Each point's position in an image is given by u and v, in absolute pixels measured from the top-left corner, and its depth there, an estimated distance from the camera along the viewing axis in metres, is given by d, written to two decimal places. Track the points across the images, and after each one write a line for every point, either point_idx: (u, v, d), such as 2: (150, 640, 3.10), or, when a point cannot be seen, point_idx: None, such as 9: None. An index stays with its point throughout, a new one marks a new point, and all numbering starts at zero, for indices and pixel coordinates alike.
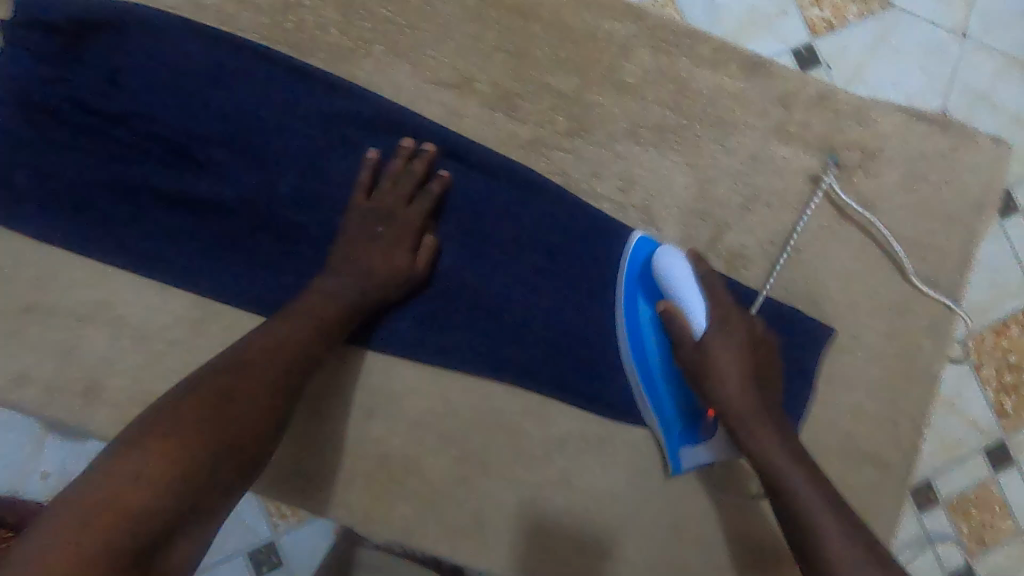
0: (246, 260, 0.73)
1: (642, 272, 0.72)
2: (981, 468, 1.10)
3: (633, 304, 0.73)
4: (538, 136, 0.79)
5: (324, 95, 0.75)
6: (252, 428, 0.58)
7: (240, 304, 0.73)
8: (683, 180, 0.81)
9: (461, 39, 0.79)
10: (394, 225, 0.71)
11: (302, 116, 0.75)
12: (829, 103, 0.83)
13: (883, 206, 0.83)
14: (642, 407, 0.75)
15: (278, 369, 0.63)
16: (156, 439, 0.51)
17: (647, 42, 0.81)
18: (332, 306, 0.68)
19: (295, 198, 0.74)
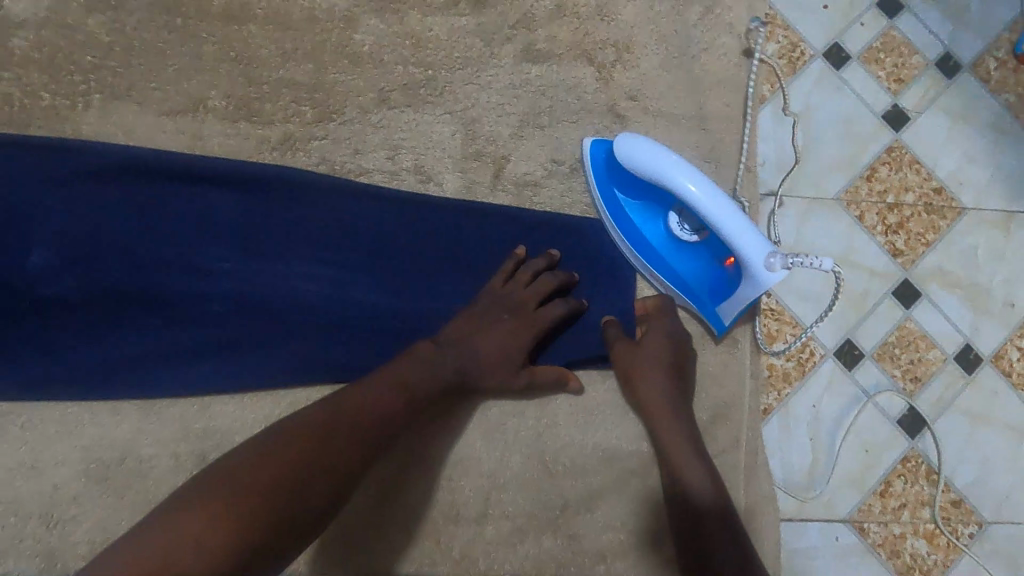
0: (25, 347, 0.71)
1: (607, 171, 0.76)
2: (894, 311, 0.99)
3: (612, 199, 0.76)
4: (289, 134, 0.78)
5: (53, 159, 0.73)
6: (311, 494, 0.58)
7: (35, 392, 0.71)
8: (447, 130, 0.80)
9: (179, 63, 0.77)
10: (518, 340, 0.73)
11: (36, 188, 0.73)
12: (568, 10, 0.82)
13: (652, 92, 0.83)
14: (666, 291, 0.78)
15: (354, 433, 0.63)
16: (241, 478, 0.57)
17: (372, 6, 0.80)
18: (422, 373, 0.68)
19: (55, 270, 0.72)
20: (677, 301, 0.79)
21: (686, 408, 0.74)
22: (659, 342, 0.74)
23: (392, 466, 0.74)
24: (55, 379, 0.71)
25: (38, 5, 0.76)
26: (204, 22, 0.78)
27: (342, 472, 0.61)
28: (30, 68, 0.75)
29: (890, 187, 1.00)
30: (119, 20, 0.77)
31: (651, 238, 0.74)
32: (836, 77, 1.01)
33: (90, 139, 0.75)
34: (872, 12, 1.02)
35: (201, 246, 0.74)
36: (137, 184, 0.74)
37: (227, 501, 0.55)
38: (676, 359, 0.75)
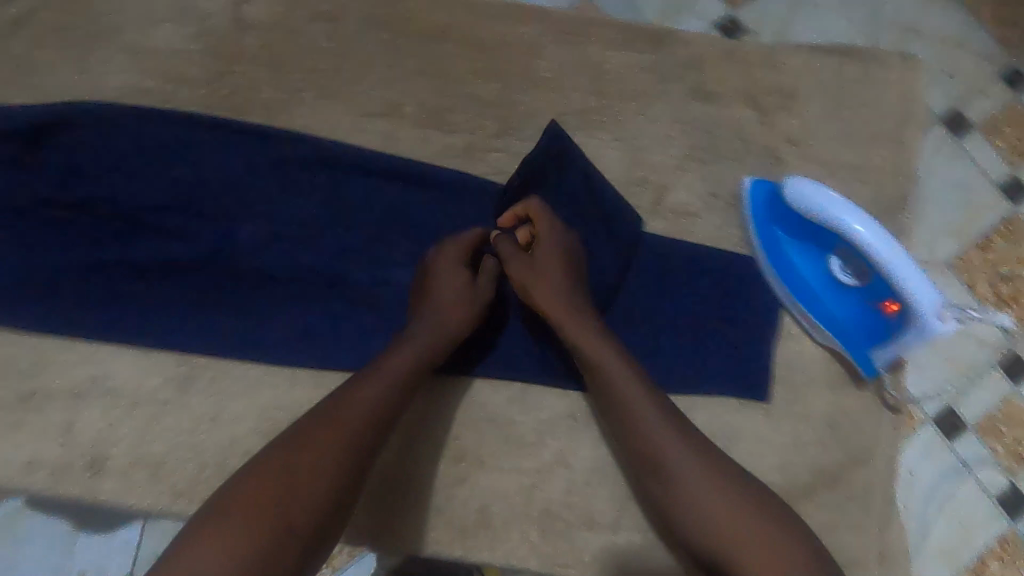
0: (222, 308, 0.78)
1: (767, 210, 0.79)
2: (1000, 384, 0.96)
3: (770, 238, 0.79)
4: (471, 143, 0.84)
5: (270, 145, 0.82)
6: (310, 495, 0.58)
7: (226, 351, 0.77)
8: (614, 153, 0.85)
9: (384, 72, 0.86)
10: (455, 283, 0.73)
11: (250, 169, 0.81)
12: (738, 56, 0.88)
13: (811, 139, 0.86)
14: (813, 331, 0.79)
15: (352, 429, 0.62)
16: (250, 489, 0.57)
17: (556, 38, 0.87)
18: (401, 359, 0.68)
19: (258, 244, 0.79)
20: (820, 343, 0.80)
21: (615, 341, 0.71)
22: (553, 264, 0.73)
23: (391, 458, 0.76)
24: (243, 341, 0.77)
25: (270, 12, 0.86)
26: (407, 38, 0.86)
27: (342, 468, 0.60)
28: (257, 64, 0.85)
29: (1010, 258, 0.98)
30: (337, 31, 0.86)
31: (809, 279, 0.78)
32: (953, 143, 1.01)
33: (300, 130, 0.84)
34: (998, 86, 1.02)
35: (386, 234, 0.81)
36: (336, 174, 0.82)
37: (239, 513, 0.55)
38: (571, 266, 0.74)
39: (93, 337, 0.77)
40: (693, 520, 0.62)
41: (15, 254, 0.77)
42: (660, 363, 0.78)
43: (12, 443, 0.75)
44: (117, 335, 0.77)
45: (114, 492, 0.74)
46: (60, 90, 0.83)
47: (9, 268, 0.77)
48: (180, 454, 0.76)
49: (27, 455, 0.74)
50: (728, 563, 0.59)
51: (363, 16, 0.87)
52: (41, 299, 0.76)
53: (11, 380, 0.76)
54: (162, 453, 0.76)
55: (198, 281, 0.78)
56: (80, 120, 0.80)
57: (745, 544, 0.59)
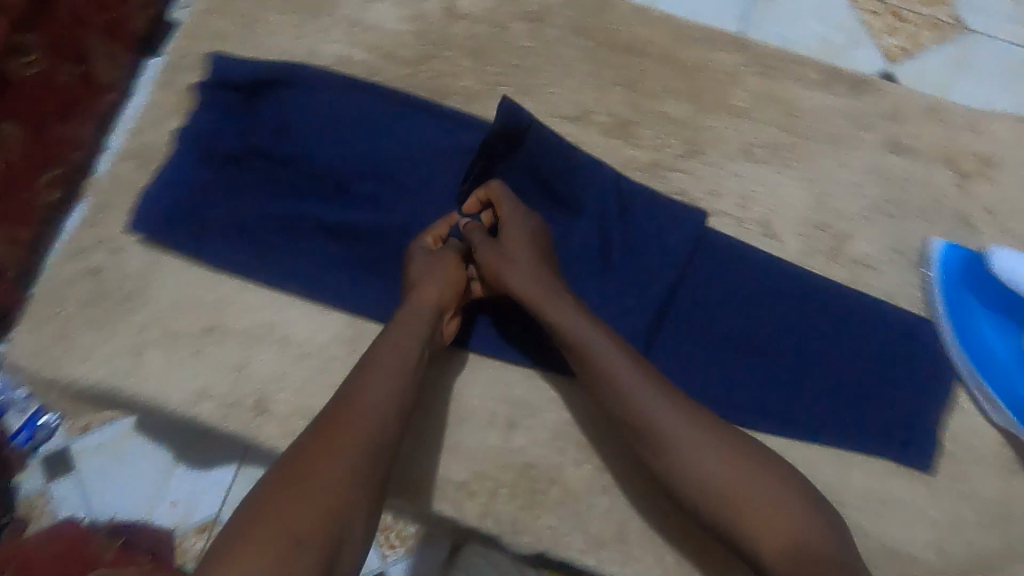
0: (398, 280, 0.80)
1: (959, 275, 0.79)
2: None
3: (960, 303, 0.78)
4: (657, 160, 0.85)
5: (466, 133, 0.84)
6: (317, 507, 0.54)
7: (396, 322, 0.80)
8: (800, 193, 0.84)
9: (580, 77, 0.87)
10: (429, 261, 0.74)
11: (443, 151, 0.83)
12: (939, 114, 0.86)
13: (1008, 210, 0.83)
14: (991, 408, 0.77)
15: (364, 414, 0.60)
16: (278, 487, 0.55)
17: (756, 70, 0.87)
18: (398, 355, 0.66)
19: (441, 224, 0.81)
20: (997, 424, 0.77)
21: (582, 312, 0.69)
22: (521, 244, 0.73)
23: (510, 458, 0.78)
24: None
25: (480, 4, 0.89)
26: (608, 49, 0.88)
27: (357, 451, 0.58)
28: (461, 53, 0.88)
29: None
30: (540, 31, 0.88)
31: (999, 356, 0.77)
32: None
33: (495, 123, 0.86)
34: None
35: (567, 234, 0.80)
36: (525, 163, 0.81)
37: (268, 514, 0.53)
38: (536, 244, 0.74)
39: (278, 287, 0.81)
40: (687, 483, 0.62)
41: (221, 197, 0.82)
42: (823, 414, 0.76)
43: (191, 370, 0.80)
44: (300, 289, 0.80)
45: (274, 436, 0.78)
46: (274, 47, 0.87)
47: (213, 209, 0.81)
48: None
49: (200, 386, 0.79)
50: (725, 523, 0.60)
51: (567, 21, 0.89)
52: (234, 243, 0.81)
53: (197, 312, 0.81)
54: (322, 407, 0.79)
55: (382, 250, 0.80)
56: (298, 82, 0.84)
57: (743, 503, 0.59)
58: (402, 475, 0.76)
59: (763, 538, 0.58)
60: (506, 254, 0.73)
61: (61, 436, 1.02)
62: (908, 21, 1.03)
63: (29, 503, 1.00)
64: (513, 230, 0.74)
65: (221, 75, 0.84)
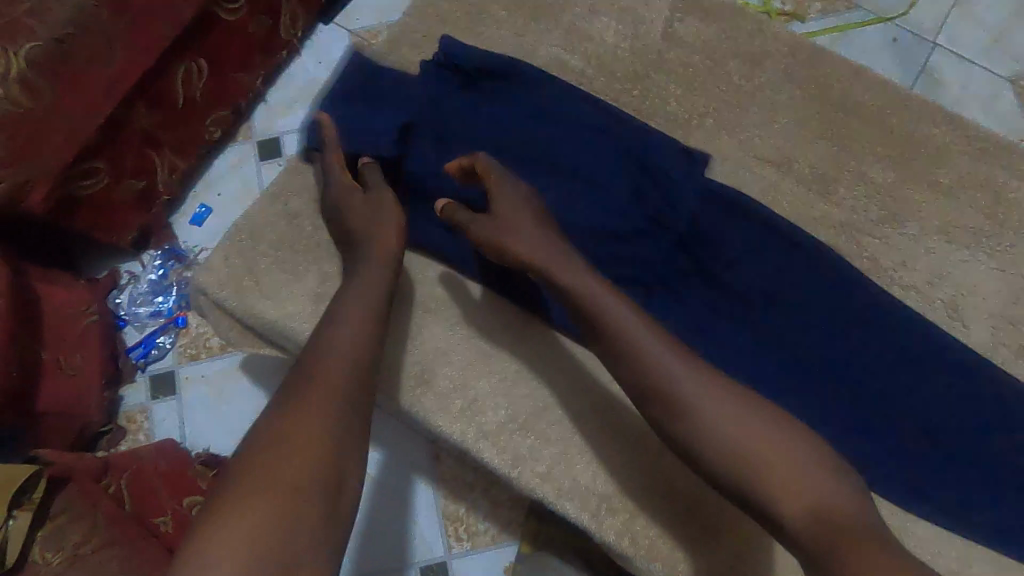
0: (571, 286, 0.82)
1: None
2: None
3: None
4: (851, 221, 0.84)
5: (667, 156, 0.83)
6: (309, 453, 0.56)
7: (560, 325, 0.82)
8: (995, 282, 0.82)
9: (785, 124, 0.87)
10: (392, 220, 0.78)
11: (640, 167, 0.83)
12: None
13: None
14: None
15: (339, 364, 0.63)
16: (271, 440, 0.56)
17: (966, 150, 0.86)
18: (371, 313, 0.69)
19: (626, 240, 0.81)
20: None
21: (597, 278, 0.71)
22: (509, 209, 0.74)
23: (655, 482, 0.77)
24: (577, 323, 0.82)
25: (699, 35, 0.91)
26: (818, 100, 0.88)
27: (334, 396, 0.60)
28: (673, 78, 0.89)
29: None
30: (754, 72, 0.89)
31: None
32: None
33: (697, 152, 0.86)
34: None
35: (761, 286, 0.80)
36: (730, 210, 0.82)
37: (260, 465, 0.54)
38: (526, 205, 0.75)
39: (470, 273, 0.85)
40: (699, 437, 0.61)
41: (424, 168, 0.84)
42: (981, 512, 0.75)
43: None
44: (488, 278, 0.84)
45: (431, 408, 0.80)
46: (496, 42, 0.91)
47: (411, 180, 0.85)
48: (494, 398, 0.81)
49: None
50: (739, 489, 0.59)
51: (782, 68, 0.89)
52: None
53: None
54: (481, 390, 0.81)
55: None
56: (515, 78, 0.87)
57: (754, 459, 0.58)
58: (547, 473, 0.78)
59: (780, 502, 0.56)
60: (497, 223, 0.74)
61: (170, 359, 1.19)
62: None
63: (129, 416, 1.15)
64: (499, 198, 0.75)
65: (447, 56, 0.87)
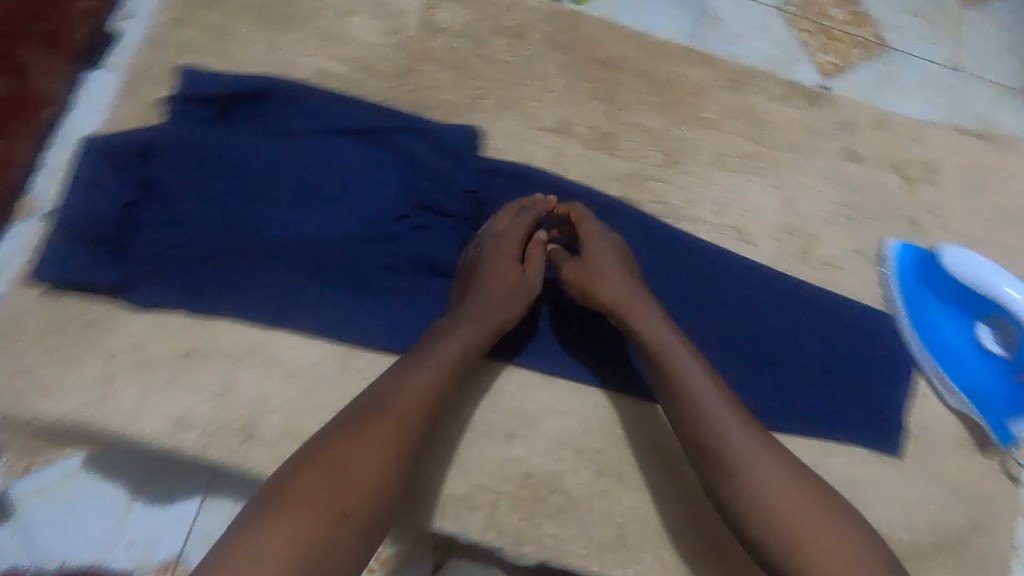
0: (368, 294, 0.78)
1: (917, 273, 0.85)
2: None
3: (917, 296, 0.84)
4: (636, 170, 0.88)
5: (441, 145, 0.83)
6: (364, 488, 0.55)
7: (366, 337, 0.77)
8: (770, 197, 0.89)
9: (558, 90, 0.89)
10: (500, 263, 0.75)
11: (419, 163, 0.82)
12: (887, 125, 0.93)
13: (949, 212, 0.92)
14: (946, 392, 0.83)
15: (412, 401, 0.61)
16: (327, 462, 0.55)
17: (722, 84, 0.92)
18: (454, 353, 0.66)
19: (417, 237, 0.80)
20: (953, 407, 0.84)
21: (669, 322, 0.70)
22: (603, 258, 0.75)
23: (505, 467, 0.78)
24: (384, 331, 0.77)
25: (459, 19, 0.90)
26: (585, 62, 0.91)
27: (403, 436, 0.59)
28: (442, 67, 0.88)
29: None
30: (520, 47, 0.90)
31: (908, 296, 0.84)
32: None
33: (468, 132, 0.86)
34: None
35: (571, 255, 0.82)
36: (524, 189, 0.84)
37: (312, 483, 0.54)
38: (619, 257, 0.76)
39: (270, 320, 0.77)
40: (744, 504, 0.59)
41: (197, 210, 0.77)
42: (798, 409, 0.81)
43: (167, 397, 0.75)
44: (291, 318, 0.77)
45: (265, 462, 0.74)
46: (252, 63, 0.85)
47: (178, 225, 0.77)
48: None
49: (181, 412, 0.74)
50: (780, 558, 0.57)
51: (545, 37, 0.91)
52: (213, 261, 0.77)
53: (173, 334, 0.76)
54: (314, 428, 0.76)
55: (351, 265, 0.78)
56: (277, 98, 0.83)
57: (795, 533, 0.56)
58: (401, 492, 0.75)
59: None
60: (592, 269, 0.75)
61: None
62: (840, 38, 1.14)
63: None
64: (592, 248, 0.76)
65: (193, 88, 0.81)
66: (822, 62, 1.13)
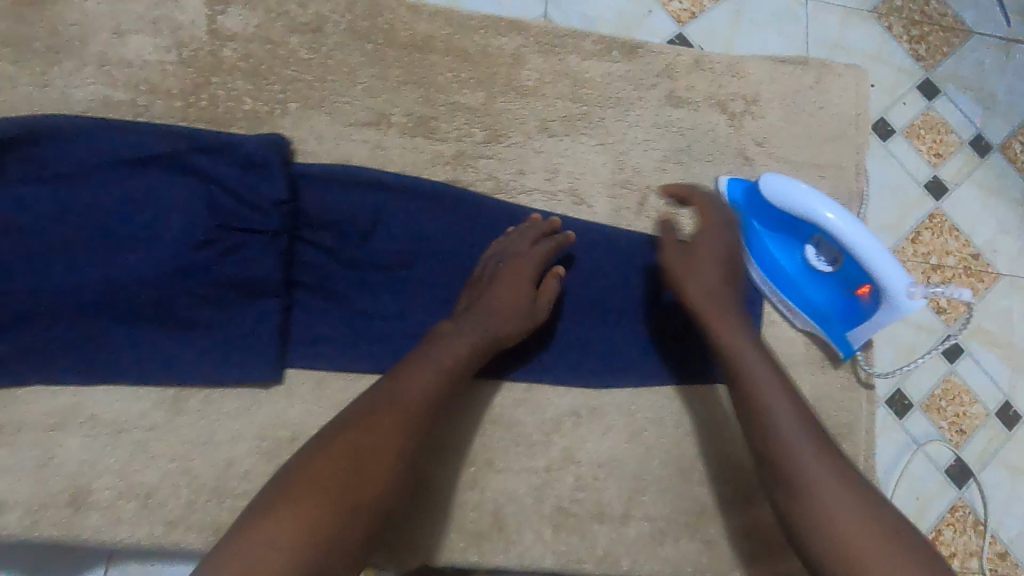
0: (188, 331, 0.74)
1: (747, 205, 0.85)
2: (939, 364, 1.06)
3: (750, 228, 0.84)
4: (460, 151, 0.86)
5: (239, 157, 0.77)
6: (375, 485, 0.58)
7: (194, 377, 0.74)
8: (599, 157, 0.88)
9: (367, 81, 0.86)
10: (518, 292, 0.75)
11: (218, 181, 0.76)
12: (705, 65, 0.94)
13: (776, 142, 0.93)
14: (791, 315, 0.86)
15: (412, 402, 0.65)
16: (335, 461, 0.58)
17: (536, 49, 0.91)
18: (449, 359, 0.69)
19: (231, 260, 0.75)
20: (801, 327, 0.87)
21: (748, 331, 0.72)
22: (708, 257, 0.76)
23: None
24: (213, 367, 0.74)
25: (248, 22, 0.85)
26: (392, 49, 0.87)
27: (408, 436, 0.62)
28: (237, 75, 0.83)
29: (934, 250, 1.09)
30: (319, 41, 0.86)
31: (744, 227, 0.84)
32: (880, 146, 1.10)
33: (269, 138, 0.79)
34: (914, 93, 1.13)
35: (405, 249, 0.81)
36: (346, 191, 0.81)
37: (323, 480, 0.57)
38: (722, 259, 0.76)
39: (83, 379, 0.72)
40: (807, 507, 0.59)
41: None
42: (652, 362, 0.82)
43: None
44: (108, 371, 0.73)
45: (104, 527, 0.70)
46: (19, 104, 0.78)
47: None
48: (172, 483, 0.72)
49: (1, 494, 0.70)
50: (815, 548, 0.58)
51: (344, 27, 0.87)
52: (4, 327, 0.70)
53: None
54: (151, 481, 0.71)
55: (163, 304, 0.73)
56: (49, 135, 0.75)
57: (838, 530, 0.57)
58: None
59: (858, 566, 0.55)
60: (695, 264, 0.75)
61: None
62: None
63: None
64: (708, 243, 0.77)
65: None
66: (674, 11, 1.08)
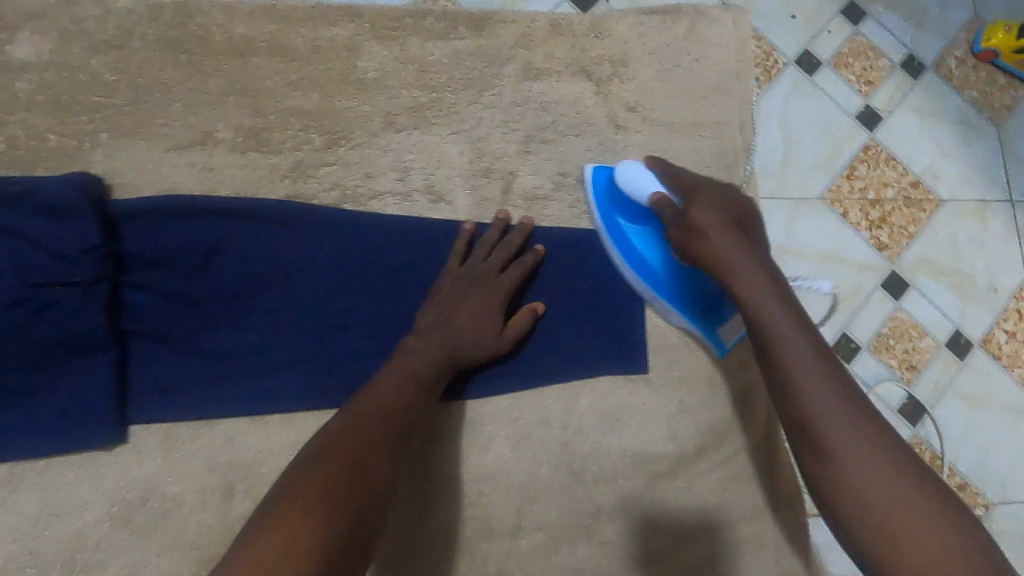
0: (10, 403, 0.68)
1: (611, 194, 0.77)
2: (884, 302, 0.99)
3: (613, 220, 0.77)
4: (298, 162, 0.78)
5: (35, 206, 0.68)
6: (363, 498, 0.56)
7: (28, 450, 0.69)
8: (455, 148, 0.81)
9: (185, 97, 0.78)
10: (483, 313, 0.73)
11: (15, 235, 0.68)
12: (564, 29, 0.86)
13: (651, 104, 0.86)
14: (664, 311, 0.79)
15: (393, 414, 0.63)
16: (327, 471, 0.56)
17: (373, 36, 0.82)
18: (421, 370, 0.68)
19: (41, 322, 0.67)
20: (674, 324, 0.80)
21: (779, 294, 0.62)
22: (715, 221, 0.66)
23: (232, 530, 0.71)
24: (46, 437, 0.69)
25: (41, 48, 0.76)
26: (210, 57, 0.79)
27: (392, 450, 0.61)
28: (35, 110, 0.75)
29: (870, 183, 1.01)
30: (124, 59, 0.77)
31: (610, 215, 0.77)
32: (806, 80, 1.02)
33: (69, 179, 0.70)
34: (837, 19, 1.03)
35: (246, 279, 0.74)
36: (172, 223, 0.73)
37: (320, 488, 0.54)
38: (733, 224, 0.66)
39: None
40: (837, 477, 0.53)
41: None
42: (529, 363, 0.77)
43: None
44: None
45: None
46: None
47: None
48: (20, 562, 0.68)
49: None
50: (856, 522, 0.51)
51: (151, 39, 0.78)
52: None
53: None
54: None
55: None
56: None
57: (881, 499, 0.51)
58: None
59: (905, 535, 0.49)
60: (698, 232, 0.66)
61: None
62: None
63: None
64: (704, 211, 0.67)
65: None
66: None
